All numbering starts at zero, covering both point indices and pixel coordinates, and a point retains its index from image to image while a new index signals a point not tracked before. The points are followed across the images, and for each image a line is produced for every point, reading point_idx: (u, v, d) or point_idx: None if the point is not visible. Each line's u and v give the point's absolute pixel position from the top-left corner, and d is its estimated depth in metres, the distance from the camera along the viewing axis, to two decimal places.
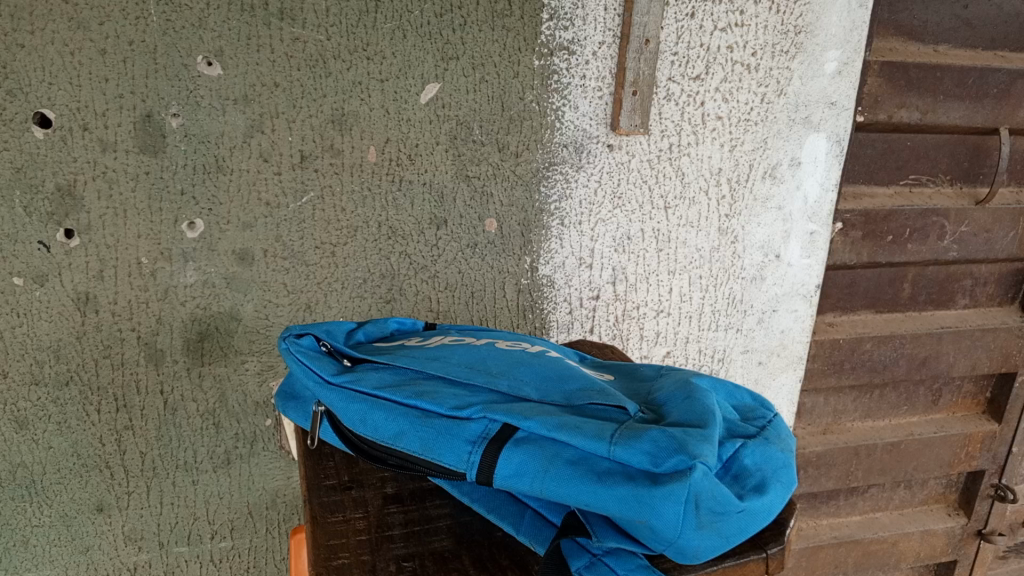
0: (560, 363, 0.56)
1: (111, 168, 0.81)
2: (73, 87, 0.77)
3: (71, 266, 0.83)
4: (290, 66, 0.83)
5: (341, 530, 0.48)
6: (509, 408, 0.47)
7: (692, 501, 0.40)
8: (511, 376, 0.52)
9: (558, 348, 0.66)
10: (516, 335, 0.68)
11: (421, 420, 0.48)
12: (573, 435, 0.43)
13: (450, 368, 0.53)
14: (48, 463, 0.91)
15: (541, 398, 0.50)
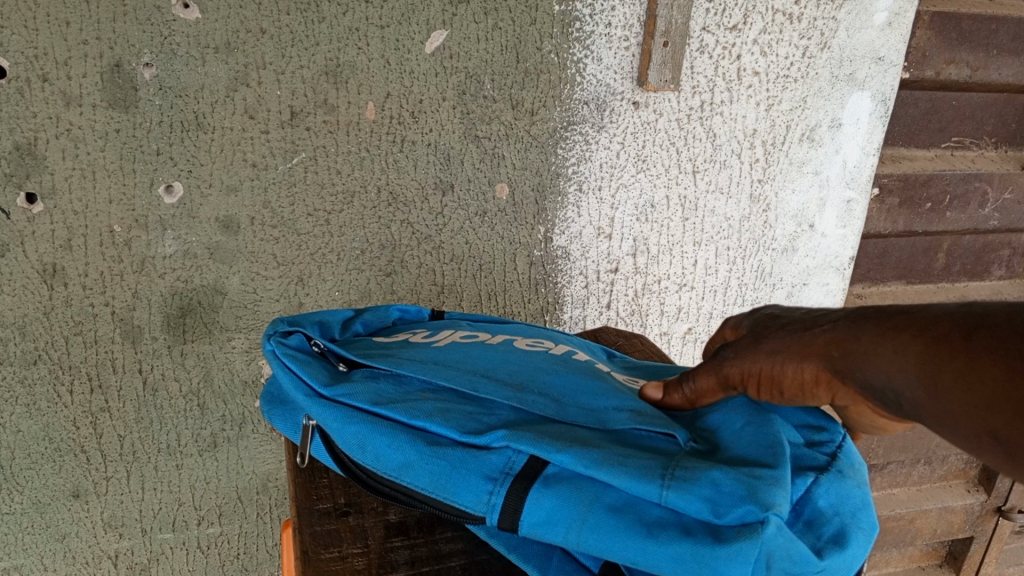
0: (594, 376, 0.49)
1: (76, 124, 0.72)
2: (29, 32, 0.67)
3: (35, 235, 0.74)
4: (277, 10, 0.74)
5: (337, 570, 0.42)
6: (538, 436, 0.39)
7: (763, 563, 0.33)
8: (537, 387, 0.45)
9: (583, 349, 0.58)
10: (534, 330, 0.61)
11: (432, 448, 0.40)
12: (612, 473, 0.36)
13: (464, 376, 0.46)
14: (16, 447, 0.83)
15: (574, 419, 0.42)
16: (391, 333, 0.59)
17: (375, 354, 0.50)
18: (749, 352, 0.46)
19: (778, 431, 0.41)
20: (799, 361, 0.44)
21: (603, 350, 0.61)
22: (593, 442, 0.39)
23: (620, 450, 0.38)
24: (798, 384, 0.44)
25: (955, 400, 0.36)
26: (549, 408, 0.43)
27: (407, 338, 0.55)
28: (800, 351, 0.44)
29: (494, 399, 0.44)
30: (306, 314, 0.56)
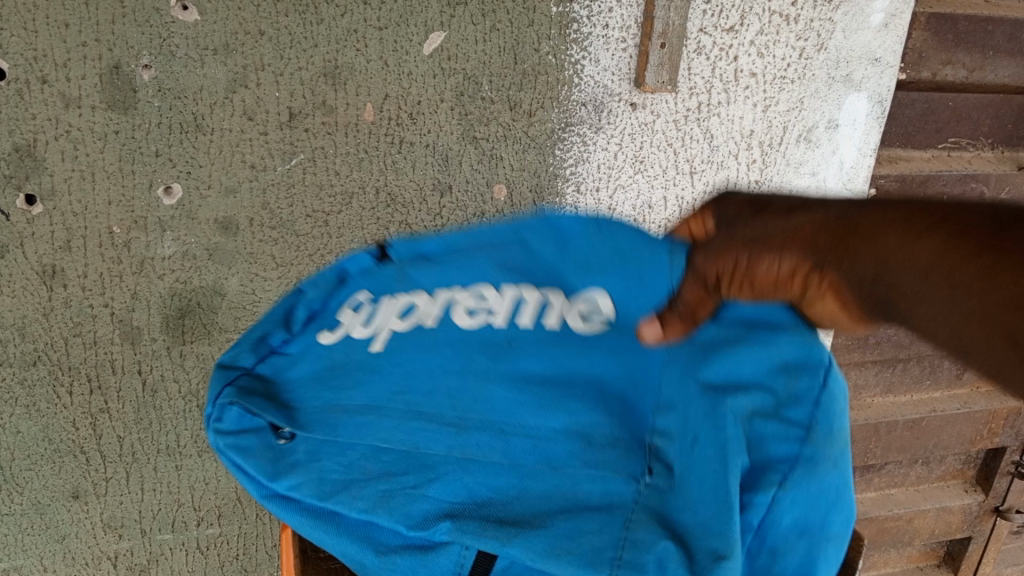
0: (542, 380, 0.46)
1: (75, 126, 0.72)
2: (28, 33, 0.68)
3: (34, 236, 0.75)
4: (275, 11, 0.74)
5: None
6: (484, 530, 0.40)
7: None
8: (479, 421, 0.44)
9: (531, 272, 0.55)
10: (477, 261, 0.56)
11: (381, 558, 0.41)
12: (561, 565, 0.38)
13: (403, 423, 0.44)
14: (16, 448, 0.83)
15: (518, 475, 0.42)
16: (334, 311, 0.55)
17: (313, 394, 0.48)
18: (724, 249, 0.47)
19: (732, 480, 0.40)
20: (780, 247, 0.45)
21: (557, 257, 0.57)
22: (537, 523, 0.40)
23: (563, 533, 0.39)
24: (771, 275, 0.46)
25: (966, 296, 0.37)
26: (492, 455, 0.43)
27: (347, 334, 0.52)
28: (783, 237, 0.45)
29: (437, 454, 0.43)
30: (238, 348, 0.51)
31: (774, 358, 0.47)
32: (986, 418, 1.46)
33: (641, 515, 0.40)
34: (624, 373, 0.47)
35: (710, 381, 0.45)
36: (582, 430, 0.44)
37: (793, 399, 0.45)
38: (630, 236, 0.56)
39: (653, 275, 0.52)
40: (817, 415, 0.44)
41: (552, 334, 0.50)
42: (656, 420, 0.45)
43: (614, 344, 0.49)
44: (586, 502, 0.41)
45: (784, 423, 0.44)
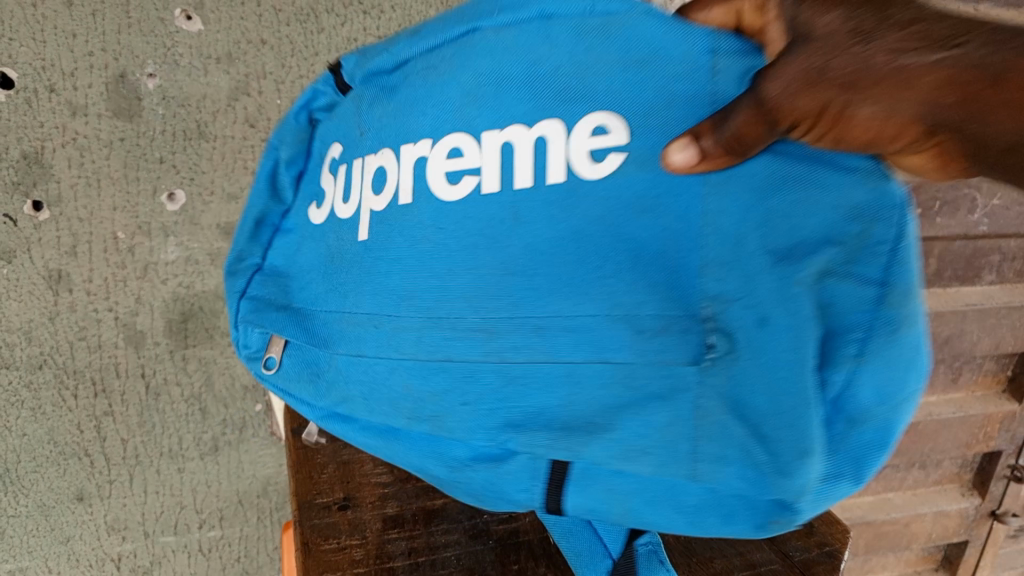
0: (547, 257, 0.39)
1: (81, 133, 0.74)
2: (37, 43, 0.70)
3: (41, 241, 0.76)
4: (278, 21, 0.77)
5: (337, 560, 0.52)
6: (554, 440, 0.40)
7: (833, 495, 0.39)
8: (509, 322, 0.40)
9: (506, 96, 0.41)
10: (439, 87, 0.44)
11: (456, 472, 0.45)
12: (639, 466, 0.39)
13: (426, 332, 0.43)
14: (22, 451, 0.85)
15: (570, 384, 0.39)
16: (316, 175, 0.56)
17: (324, 294, 0.50)
18: (803, 88, 0.33)
19: (810, 380, 0.35)
20: (874, 100, 0.32)
21: (532, 62, 0.41)
22: (602, 426, 0.39)
23: (634, 433, 0.38)
24: (867, 128, 0.33)
25: None
26: (535, 355, 0.40)
27: (332, 205, 0.51)
28: (879, 83, 0.32)
29: (475, 361, 0.41)
30: (242, 242, 0.57)
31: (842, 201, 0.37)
32: (981, 422, 1.46)
33: (711, 403, 0.37)
34: (659, 237, 0.38)
35: (776, 247, 0.36)
36: (611, 329, 0.38)
37: (873, 249, 0.37)
38: (662, 32, 0.40)
39: (693, 79, 0.39)
40: (895, 266, 0.37)
41: (559, 191, 0.39)
42: (704, 282, 0.37)
43: (640, 193, 0.38)
44: (646, 397, 0.38)
45: (863, 281, 0.37)
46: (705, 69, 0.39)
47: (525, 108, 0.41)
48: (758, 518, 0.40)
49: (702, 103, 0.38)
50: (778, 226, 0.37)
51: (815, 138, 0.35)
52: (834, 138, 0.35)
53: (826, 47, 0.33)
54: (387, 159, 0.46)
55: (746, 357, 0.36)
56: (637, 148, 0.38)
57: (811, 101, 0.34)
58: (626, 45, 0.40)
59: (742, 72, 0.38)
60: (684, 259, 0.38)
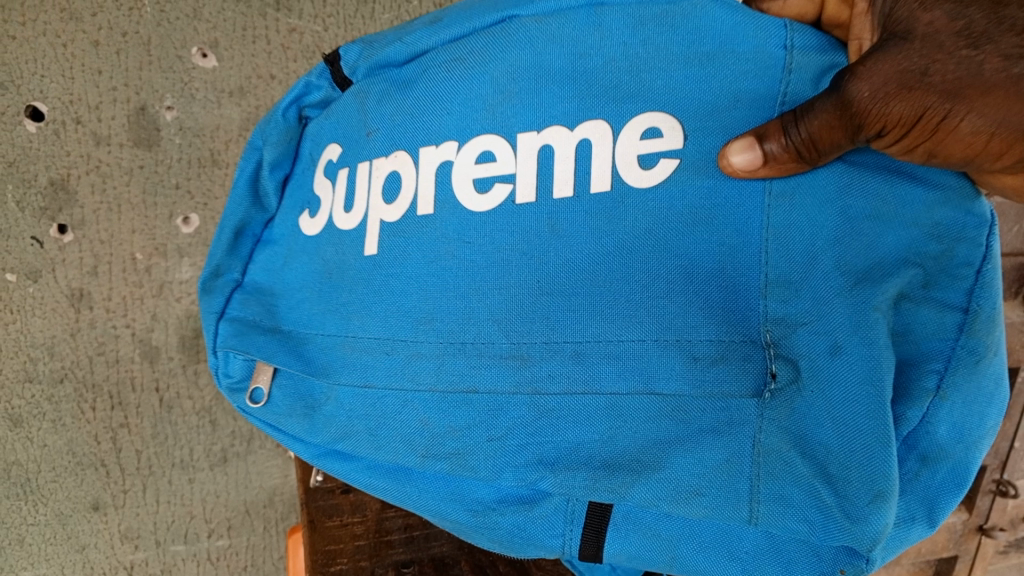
0: (586, 278, 0.44)
1: (104, 162, 0.80)
2: (66, 79, 0.77)
3: (65, 262, 0.82)
4: (286, 57, 0.84)
5: (339, 534, 0.68)
6: (593, 479, 0.45)
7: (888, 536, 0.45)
8: (540, 349, 0.45)
9: (545, 96, 0.46)
10: (467, 82, 0.49)
11: (478, 515, 0.52)
12: (693, 510, 0.44)
13: (447, 360, 0.48)
14: (42, 461, 0.90)
15: (613, 418, 0.44)
16: (303, 180, 0.61)
17: (320, 317, 0.55)
18: (900, 99, 0.36)
19: (886, 416, 0.39)
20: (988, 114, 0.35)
21: (578, 53, 0.46)
22: (652, 465, 0.44)
23: (686, 471, 0.43)
24: (968, 140, 0.36)
25: None
26: (574, 384, 0.44)
27: (331, 209, 0.56)
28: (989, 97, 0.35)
29: (504, 393, 0.46)
30: (222, 256, 0.62)
31: (926, 222, 0.40)
32: None
33: (777, 437, 0.41)
34: (711, 258, 0.42)
35: (852, 267, 0.40)
36: (653, 356, 0.43)
37: (953, 274, 0.41)
38: (732, 23, 0.44)
39: (763, 76, 0.42)
40: (978, 291, 0.41)
41: (599, 206, 0.44)
42: (768, 306, 0.41)
43: (692, 205, 0.42)
44: (700, 430, 0.43)
45: (942, 305, 0.41)
46: (782, 68, 0.42)
47: (565, 109, 0.45)
48: (819, 566, 0.46)
49: (771, 104, 0.42)
50: (855, 247, 0.40)
51: (899, 146, 0.38)
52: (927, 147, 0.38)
53: (928, 50, 0.36)
54: (403, 164, 0.51)
55: (811, 390, 0.40)
56: (690, 152, 0.43)
57: (908, 109, 0.36)
58: (687, 33, 0.44)
59: (819, 70, 0.42)
60: (744, 281, 0.42)
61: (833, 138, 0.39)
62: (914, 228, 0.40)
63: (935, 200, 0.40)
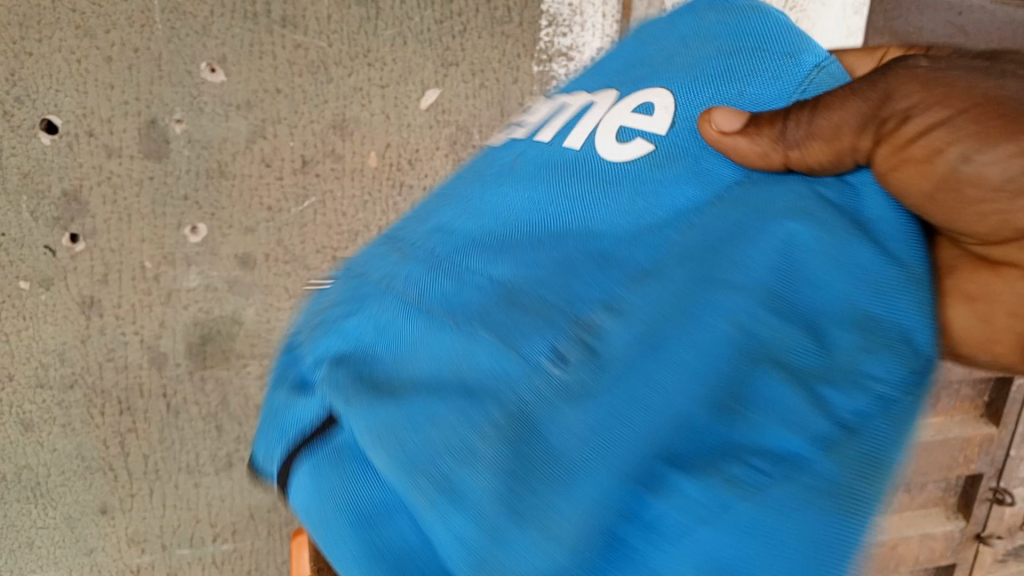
0: (510, 217, 0.40)
1: (115, 173, 0.83)
2: (80, 94, 0.79)
3: (76, 270, 0.85)
4: (291, 72, 0.85)
5: None
6: (336, 385, 0.38)
7: None
8: (422, 253, 0.41)
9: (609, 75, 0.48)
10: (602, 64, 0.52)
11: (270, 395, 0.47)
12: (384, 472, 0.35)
13: (381, 256, 0.45)
14: (52, 464, 0.92)
15: (409, 328, 0.38)
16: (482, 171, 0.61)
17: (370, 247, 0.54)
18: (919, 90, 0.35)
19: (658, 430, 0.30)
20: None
21: (655, 43, 0.46)
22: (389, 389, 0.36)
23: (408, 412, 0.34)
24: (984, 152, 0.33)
25: None
26: (412, 286, 0.39)
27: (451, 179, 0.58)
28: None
29: (369, 280, 0.43)
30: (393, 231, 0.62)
31: (853, 305, 0.32)
32: (961, 445, 1.55)
33: (497, 416, 0.32)
34: (612, 212, 0.37)
35: (737, 254, 0.34)
36: (485, 299, 0.36)
37: (861, 385, 0.31)
38: (778, 29, 0.42)
39: (778, 76, 0.40)
40: (876, 418, 0.31)
41: (576, 156, 0.41)
42: (627, 282, 0.35)
43: (646, 164, 0.38)
44: (461, 379, 0.34)
45: (835, 411, 0.31)
46: (803, 75, 0.40)
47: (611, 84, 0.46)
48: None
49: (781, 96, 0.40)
50: (730, 246, 0.34)
51: (922, 150, 0.34)
52: (952, 161, 0.33)
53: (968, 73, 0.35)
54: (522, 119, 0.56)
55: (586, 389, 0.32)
56: (670, 140, 0.39)
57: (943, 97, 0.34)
58: (740, 28, 0.43)
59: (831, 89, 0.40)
60: (623, 259, 0.36)
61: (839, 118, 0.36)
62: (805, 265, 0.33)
63: (839, 267, 0.32)
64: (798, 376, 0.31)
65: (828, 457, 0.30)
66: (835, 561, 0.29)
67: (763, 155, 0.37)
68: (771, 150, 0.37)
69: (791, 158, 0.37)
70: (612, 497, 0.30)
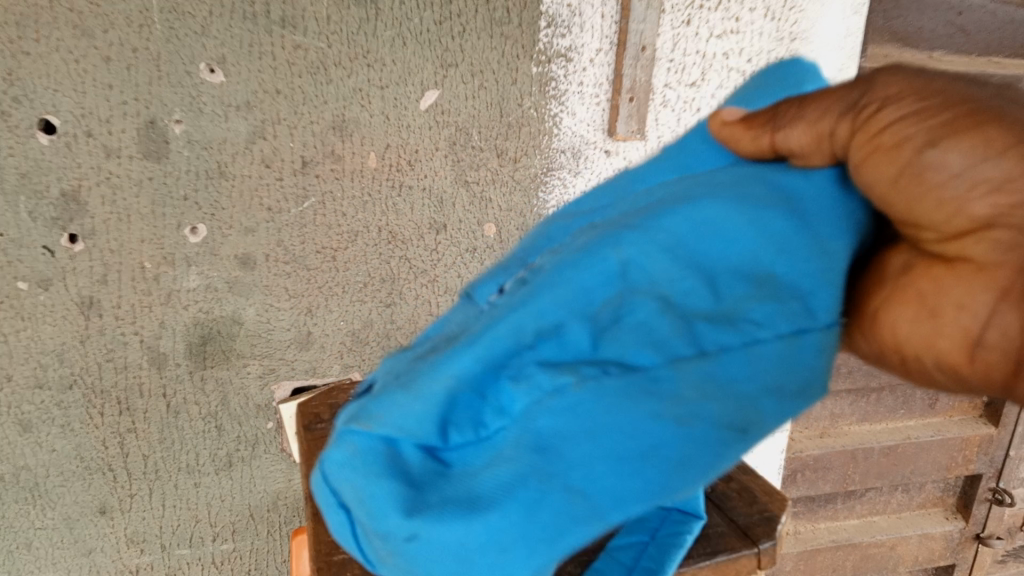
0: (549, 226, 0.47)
1: (114, 173, 0.82)
2: (78, 94, 0.78)
3: (75, 270, 0.85)
4: (291, 73, 0.85)
5: None
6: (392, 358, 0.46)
7: (431, 520, 0.34)
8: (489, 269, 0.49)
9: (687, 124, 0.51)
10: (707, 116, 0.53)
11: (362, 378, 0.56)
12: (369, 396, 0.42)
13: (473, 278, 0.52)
14: (51, 465, 0.92)
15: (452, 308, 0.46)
16: None
17: None
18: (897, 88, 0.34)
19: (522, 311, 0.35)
20: (1002, 161, 0.30)
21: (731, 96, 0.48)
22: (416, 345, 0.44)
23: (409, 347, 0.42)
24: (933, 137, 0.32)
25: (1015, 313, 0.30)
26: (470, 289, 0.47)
27: None
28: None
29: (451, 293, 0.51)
30: None
31: (754, 263, 0.36)
32: (960, 445, 1.54)
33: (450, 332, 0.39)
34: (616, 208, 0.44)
35: (660, 201, 0.39)
36: (495, 276, 0.44)
37: (735, 327, 0.35)
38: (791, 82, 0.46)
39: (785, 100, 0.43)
40: (729, 348, 0.34)
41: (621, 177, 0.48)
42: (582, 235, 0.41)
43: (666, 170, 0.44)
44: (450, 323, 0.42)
45: (694, 334, 0.34)
46: None
47: None
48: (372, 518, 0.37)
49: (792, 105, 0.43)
50: (662, 199, 0.39)
51: (889, 136, 0.33)
52: (915, 145, 0.31)
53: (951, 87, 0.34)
54: None
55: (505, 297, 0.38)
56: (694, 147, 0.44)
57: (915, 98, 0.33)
58: (779, 73, 0.47)
59: None
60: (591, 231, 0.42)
61: (830, 101, 0.36)
62: (707, 212, 0.36)
63: (746, 222, 0.36)
64: (679, 313, 0.35)
65: (675, 371, 0.33)
66: (646, 448, 0.33)
67: (754, 137, 0.39)
68: (760, 134, 0.39)
69: (777, 142, 0.38)
70: (477, 385, 0.35)
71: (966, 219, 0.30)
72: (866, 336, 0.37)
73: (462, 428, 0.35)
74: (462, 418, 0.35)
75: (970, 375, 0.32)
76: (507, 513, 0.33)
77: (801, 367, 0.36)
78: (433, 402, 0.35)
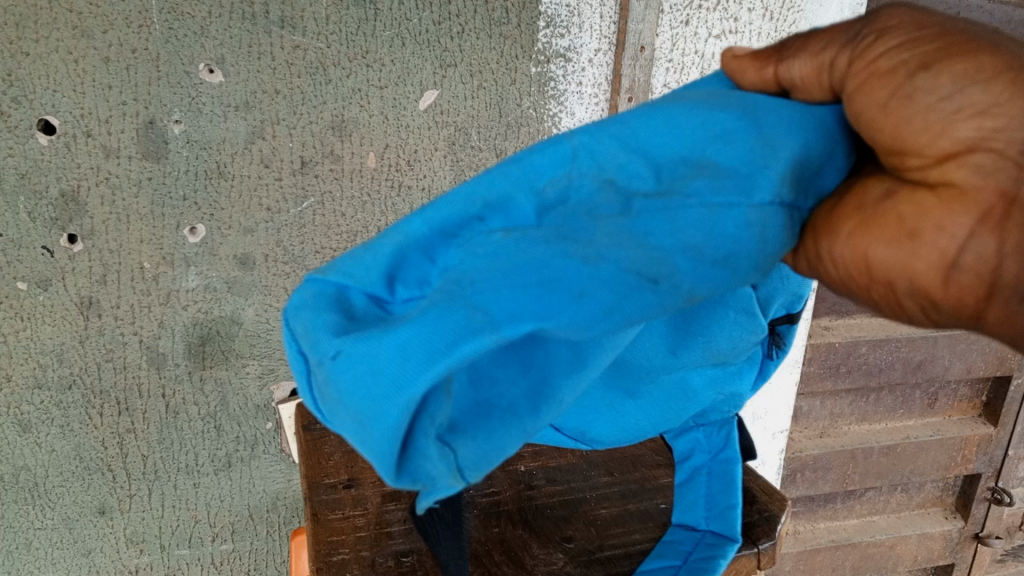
0: None
1: (113, 174, 0.82)
2: (77, 95, 0.78)
3: (74, 271, 0.85)
4: (291, 73, 0.85)
5: (340, 526, 0.62)
6: None
7: (334, 355, 0.31)
8: None
9: None
10: None
11: None
12: None
13: None
14: (51, 465, 0.92)
15: None
16: None
17: None
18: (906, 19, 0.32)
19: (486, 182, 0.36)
20: (992, 85, 0.29)
21: None
22: None
23: None
24: (927, 60, 0.30)
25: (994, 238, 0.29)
26: None
27: None
28: (1018, 83, 0.29)
29: None
30: None
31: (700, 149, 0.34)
32: (959, 444, 1.55)
33: None
34: None
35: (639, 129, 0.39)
36: None
37: (675, 199, 0.33)
38: None
39: None
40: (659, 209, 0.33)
41: None
42: None
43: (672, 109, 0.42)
44: None
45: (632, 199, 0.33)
46: None
47: None
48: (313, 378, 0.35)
49: None
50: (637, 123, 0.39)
51: (882, 61, 0.31)
52: (909, 69, 0.30)
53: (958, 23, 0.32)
54: None
55: None
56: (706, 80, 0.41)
57: (916, 28, 0.32)
58: None
59: None
60: None
61: (834, 32, 0.34)
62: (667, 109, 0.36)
63: (691, 111, 0.35)
64: (620, 191, 0.33)
65: (592, 222, 0.32)
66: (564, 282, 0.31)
67: (759, 68, 0.37)
68: (763, 64, 0.37)
69: (780, 74, 0.36)
70: (424, 246, 0.34)
71: (950, 142, 0.29)
72: (828, 261, 0.34)
73: (408, 288, 0.34)
74: (409, 278, 0.34)
75: (941, 301, 0.31)
76: (409, 334, 0.30)
77: (727, 242, 0.33)
78: (382, 254, 0.34)
